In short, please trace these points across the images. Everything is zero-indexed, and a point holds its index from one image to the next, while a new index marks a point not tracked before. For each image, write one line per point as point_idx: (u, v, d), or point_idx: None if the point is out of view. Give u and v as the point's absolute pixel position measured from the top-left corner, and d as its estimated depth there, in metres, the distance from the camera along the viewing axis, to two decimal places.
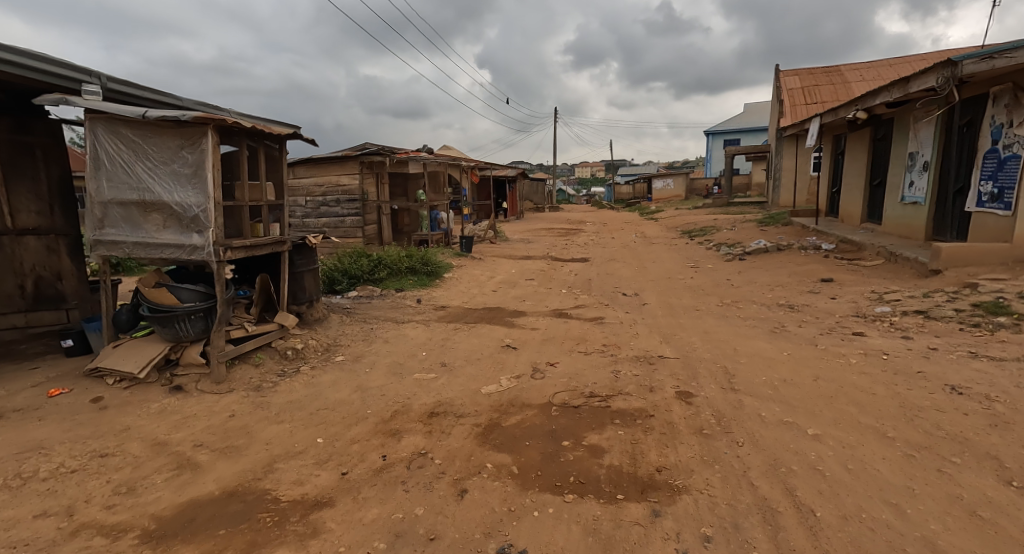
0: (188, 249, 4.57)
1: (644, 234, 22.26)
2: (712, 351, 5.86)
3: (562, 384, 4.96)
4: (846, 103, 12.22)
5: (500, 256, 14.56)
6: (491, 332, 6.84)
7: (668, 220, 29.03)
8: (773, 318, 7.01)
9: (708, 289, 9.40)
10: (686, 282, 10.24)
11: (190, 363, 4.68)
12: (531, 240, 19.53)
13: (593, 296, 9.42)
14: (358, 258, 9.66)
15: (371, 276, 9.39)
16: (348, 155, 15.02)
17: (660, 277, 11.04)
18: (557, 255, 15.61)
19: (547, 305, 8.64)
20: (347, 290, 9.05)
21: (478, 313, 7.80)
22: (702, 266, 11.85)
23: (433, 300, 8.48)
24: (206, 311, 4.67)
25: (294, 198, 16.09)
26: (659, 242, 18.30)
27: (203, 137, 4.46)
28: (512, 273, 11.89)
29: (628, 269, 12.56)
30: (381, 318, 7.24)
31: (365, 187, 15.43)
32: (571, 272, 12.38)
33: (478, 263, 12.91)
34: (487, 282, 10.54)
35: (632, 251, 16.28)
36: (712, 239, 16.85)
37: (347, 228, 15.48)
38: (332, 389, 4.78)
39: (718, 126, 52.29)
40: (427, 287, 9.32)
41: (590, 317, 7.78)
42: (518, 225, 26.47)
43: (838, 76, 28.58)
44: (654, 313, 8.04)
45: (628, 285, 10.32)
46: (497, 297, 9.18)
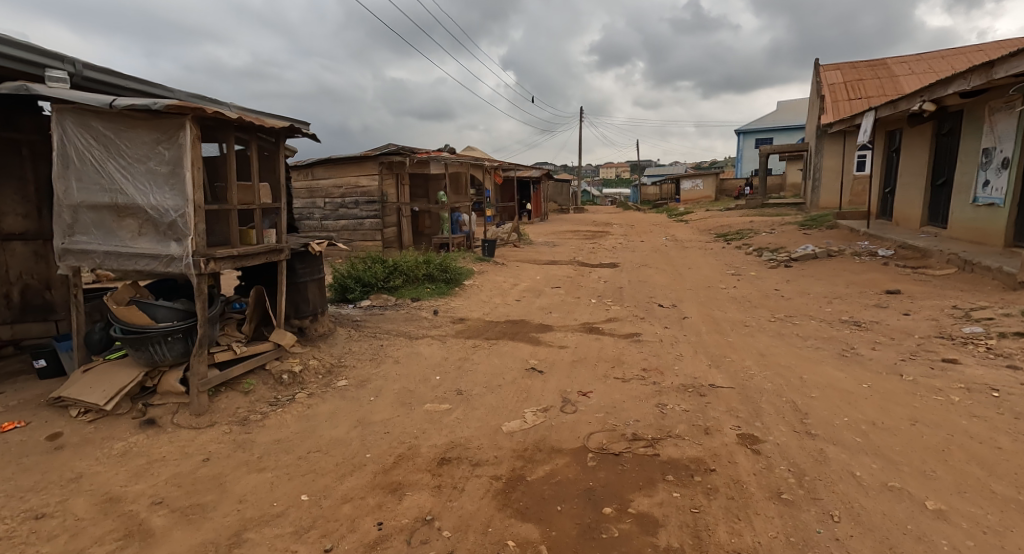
0: (166, 260, 3.93)
1: (675, 237, 21.29)
2: (772, 379, 5.01)
3: (599, 421, 4.19)
4: (907, 95, 11.19)
5: (525, 261, 13.82)
6: (515, 350, 6.10)
7: (700, 222, 27.91)
8: (839, 339, 6.13)
9: (755, 301, 8.51)
10: (728, 292, 9.35)
11: (168, 391, 4.04)
12: (556, 243, 18.76)
13: (627, 307, 8.62)
14: (372, 264, 9.04)
15: (386, 284, 8.78)
16: (367, 155, 14.49)
17: (698, 286, 10.17)
18: (585, 260, 14.80)
19: (577, 317, 7.89)
20: (360, 299, 8.44)
21: (501, 327, 7.08)
22: (744, 274, 10.93)
23: (452, 311, 7.79)
24: (186, 331, 4.03)
25: (313, 200, 15.64)
26: (693, 246, 17.33)
27: (180, 130, 3.80)
28: (538, 279, 11.15)
29: (662, 276, 11.69)
30: (392, 333, 6.56)
31: (385, 188, 14.90)
32: (600, 279, 11.58)
33: (501, 268, 12.21)
34: (510, 290, 9.83)
35: (664, 256, 15.36)
36: (750, 244, 15.80)
37: (365, 231, 15.04)
38: (329, 424, 4.10)
39: (750, 125, 50.71)
40: (446, 296, 8.66)
41: (625, 333, 6.99)
42: (543, 227, 25.73)
43: (883, 70, 27.25)
44: (697, 328, 7.21)
45: (663, 295, 9.48)
46: (521, 307, 8.47)
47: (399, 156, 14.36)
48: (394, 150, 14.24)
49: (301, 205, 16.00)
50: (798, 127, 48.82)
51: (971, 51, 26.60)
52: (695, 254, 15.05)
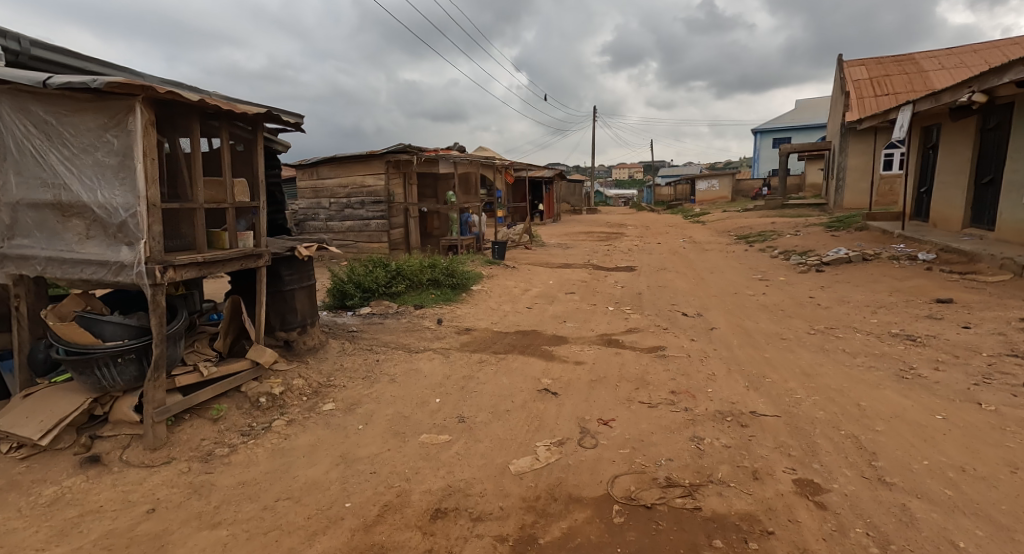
0: (115, 268, 3.35)
1: (693, 239, 20.53)
2: (824, 406, 4.32)
3: (624, 460, 3.53)
4: (951, 87, 10.43)
5: (537, 264, 13.20)
6: (526, 367, 5.46)
7: (717, 223, 27.11)
8: (893, 356, 5.43)
9: (789, 310, 7.81)
10: (757, 300, 8.63)
11: (120, 421, 3.46)
12: (570, 245, 18.12)
13: (648, 316, 7.96)
14: (374, 268, 8.47)
15: (388, 290, 8.19)
16: (373, 154, 13.94)
17: (723, 292, 9.47)
18: (600, 263, 14.15)
19: (594, 327, 7.24)
20: (360, 306, 7.85)
21: (511, 339, 6.45)
22: (773, 280, 10.23)
23: (457, 321, 7.18)
24: (140, 352, 3.44)
25: (318, 200, 15.17)
26: (713, 249, 16.57)
27: (130, 114, 3.21)
28: (551, 284, 10.51)
29: (683, 281, 11.00)
30: (390, 346, 5.94)
31: (392, 187, 14.35)
32: (617, 284, 10.91)
33: (512, 272, 11.61)
34: (521, 296, 9.20)
35: (683, 259, 14.64)
36: (774, 247, 14.98)
37: (371, 232, 14.48)
38: (308, 460, 3.49)
39: (767, 124, 49.74)
40: (451, 304, 8.05)
41: (648, 346, 6.31)
42: (555, 228, 25.08)
43: (912, 65, 27.35)
44: (728, 341, 6.52)
45: (687, 303, 8.78)
46: (533, 315, 7.84)
47: (407, 154, 13.81)
48: (401, 148, 13.68)
49: (306, 206, 15.49)
50: (817, 128, 47.80)
51: (1001, 46, 25.94)
52: (716, 257, 14.32)
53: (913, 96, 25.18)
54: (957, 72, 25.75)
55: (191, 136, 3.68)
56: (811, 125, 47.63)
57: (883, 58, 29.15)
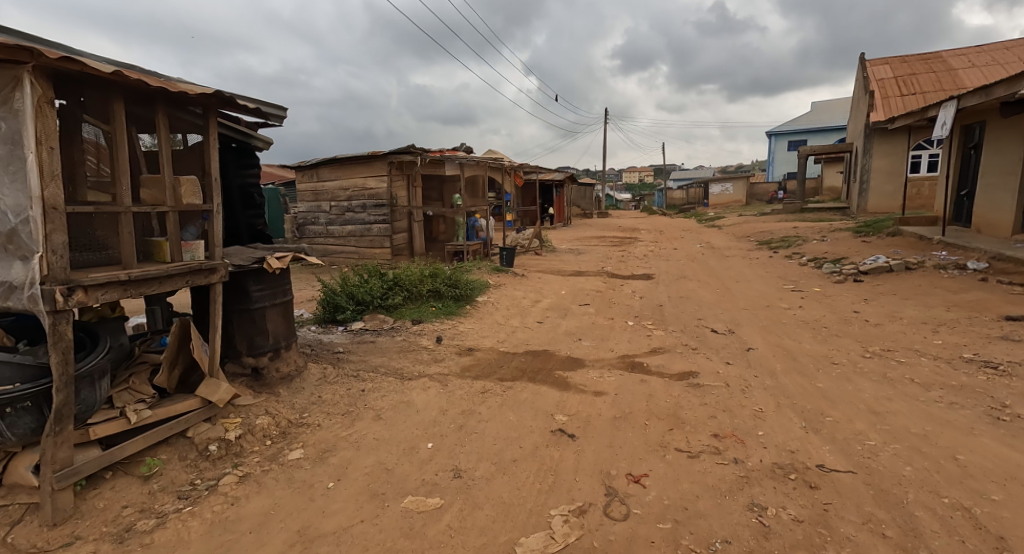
0: (6, 289, 2.62)
1: (710, 244, 19.61)
2: (910, 460, 3.47)
3: (667, 543, 2.72)
4: (1005, 80, 9.56)
5: (548, 272, 12.40)
6: (538, 399, 4.65)
7: (733, 228, 26.16)
8: (976, 390, 4.57)
9: (834, 327, 6.94)
10: (794, 316, 7.75)
11: (16, 484, 2.73)
12: (581, 251, 17.31)
13: (673, 334, 7.10)
14: (368, 279, 7.70)
15: (384, 301, 7.41)
16: (376, 155, 13.16)
17: (753, 306, 8.60)
18: (614, 270, 13.33)
19: (614, 347, 6.40)
20: (351, 321, 7.07)
21: (519, 363, 5.62)
22: (809, 292, 9.35)
23: (460, 339, 6.37)
24: (39, 397, 2.73)
25: (318, 203, 14.47)
26: (734, 256, 15.65)
27: (17, 92, 2.50)
28: (563, 295, 9.69)
29: (707, 291, 10.15)
30: (379, 370, 5.13)
31: (395, 190, 13.58)
32: (634, 294, 10.08)
33: (521, 281, 10.82)
34: (531, 308, 8.38)
35: (703, 266, 13.76)
36: (801, 255, 14.05)
37: (373, 237, 13.74)
38: (256, 540, 2.70)
39: (782, 127, 48.68)
40: (453, 318, 7.27)
41: (678, 372, 5.47)
42: (566, 233, 24.28)
43: (940, 63, 26.53)
44: (770, 365, 5.66)
45: (715, 318, 7.93)
46: (544, 332, 7.02)
47: (411, 155, 13.02)
48: (405, 148, 12.90)
49: (306, 209, 14.80)
50: (834, 130, 46.72)
51: None
52: (739, 265, 13.44)
53: (941, 95, 24.35)
54: (988, 71, 24.80)
55: (112, 123, 2.93)
56: (829, 127, 46.55)
57: (908, 57, 28.21)
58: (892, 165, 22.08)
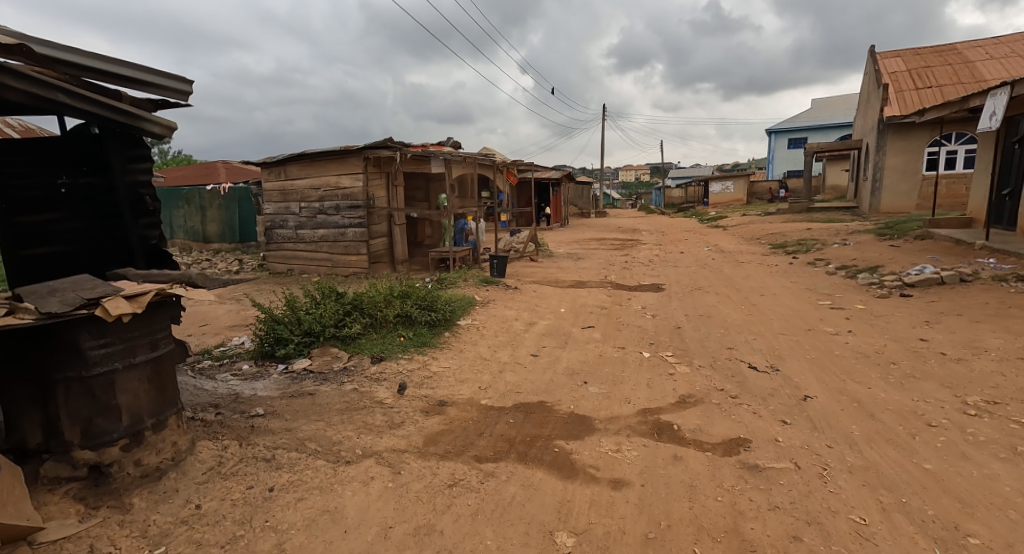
0: None
1: (719, 248, 18.16)
2: None
3: None
4: None
5: (543, 283, 10.96)
6: (530, 503, 3.19)
7: (738, 229, 24.77)
8: None
9: (903, 363, 5.52)
10: (846, 345, 6.31)
11: None
12: (580, 256, 15.81)
13: (702, 375, 5.65)
14: (322, 302, 6.19)
15: (339, 331, 5.88)
16: (349, 150, 11.63)
17: (791, 331, 7.17)
18: (618, 280, 11.88)
19: (630, 397, 4.93)
20: (296, 358, 5.57)
21: (506, 429, 4.15)
22: (853, 312, 7.91)
23: (431, 387, 4.90)
24: None
25: (286, 205, 12.90)
26: (749, 262, 14.24)
27: None
28: (562, 314, 8.23)
29: (730, 309, 8.71)
30: (306, 448, 3.62)
31: (372, 190, 12.06)
32: (645, 313, 8.63)
33: (513, 296, 9.36)
34: (524, 335, 6.90)
35: (717, 275, 12.32)
36: (826, 262, 12.65)
37: (347, 242, 12.25)
38: None
39: (783, 123, 47.37)
40: (425, 352, 5.79)
41: (722, 441, 4.01)
42: (564, 235, 22.77)
43: (955, 55, 25.29)
44: (844, 426, 4.21)
45: (748, 349, 6.48)
46: (540, 372, 5.54)
47: (389, 150, 11.50)
48: (381, 142, 11.38)
49: (273, 211, 13.21)
50: (837, 127, 45.51)
51: None
52: (759, 274, 12.01)
53: (959, 88, 23.09)
54: (1007, 63, 23.60)
55: None
56: (833, 123, 45.33)
57: (921, 49, 26.94)
58: (908, 162, 20.76)
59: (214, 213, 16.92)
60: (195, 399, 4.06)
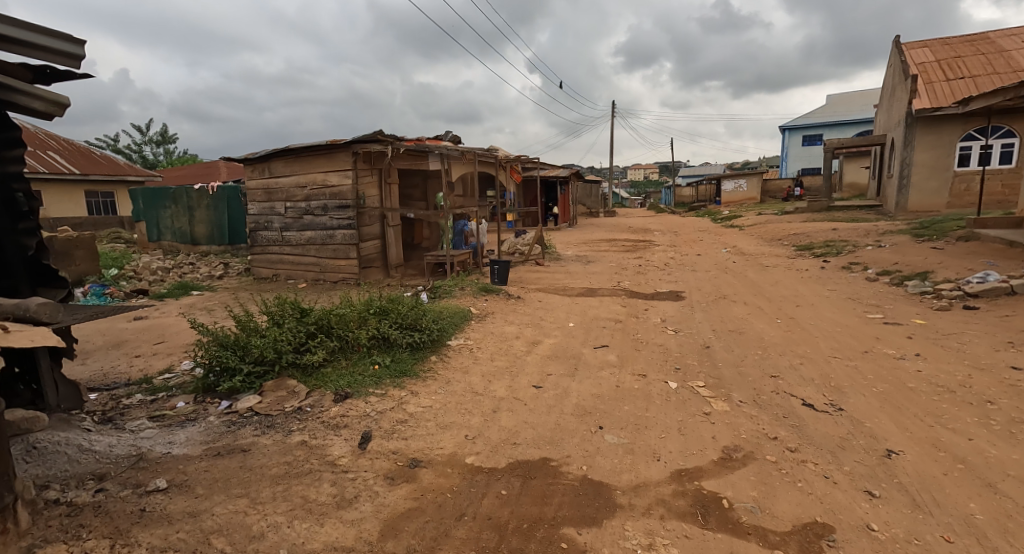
0: None
1: (738, 250, 16.97)
2: None
3: None
4: None
5: (550, 290, 9.88)
6: None
7: (756, 229, 23.51)
8: None
9: (1004, 403, 4.38)
10: (920, 376, 5.16)
11: None
12: (590, 259, 14.69)
13: (745, 417, 4.53)
14: (282, 323, 5.09)
15: (298, 358, 4.79)
16: (336, 144, 10.61)
17: (844, 353, 6.02)
18: (633, 287, 10.76)
19: (659, 452, 3.83)
20: (243, 394, 4.49)
21: (495, 508, 3.07)
22: (914, 329, 6.75)
23: (403, 439, 3.80)
24: None
25: (271, 205, 11.87)
26: (775, 265, 13.06)
27: None
28: (572, 330, 7.13)
29: (765, 324, 7.57)
30: (209, 550, 2.54)
31: (362, 188, 11.03)
32: (666, 329, 7.51)
33: (516, 307, 8.27)
34: (526, 360, 5.80)
35: (742, 281, 11.18)
36: (863, 267, 11.46)
37: (336, 245, 11.22)
38: None
39: (798, 120, 45.95)
40: (403, 386, 4.71)
41: (795, 530, 2.92)
42: (571, 236, 21.62)
43: (987, 45, 24.07)
44: (957, 506, 3.10)
45: (796, 380, 5.34)
46: (542, 412, 4.45)
47: (380, 144, 10.46)
48: (371, 135, 10.35)
49: (257, 211, 12.19)
50: (853, 124, 44.07)
51: None
52: (790, 281, 10.85)
53: (994, 79, 21.83)
54: None
55: None
56: (851, 119, 43.85)
57: (950, 40, 25.69)
58: (938, 158, 19.44)
59: (203, 213, 16.01)
60: (75, 468, 3.00)
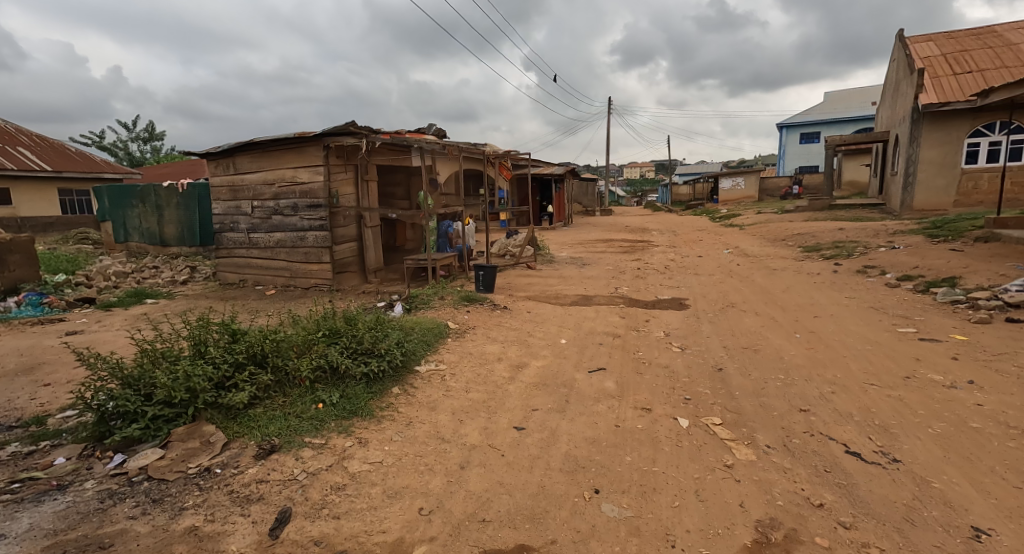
0: None
1: (741, 251, 16.06)
2: None
3: None
4: None
5: (540, 299, 8.94)
6: None
7: (756, 229, 22.64)
8: None
9: None
10: (982, 412, 4.28)
11: None
12: (586, 261, 13.77)
13: (778, 471, 3.60)
14: (202, 349, 4.08)
15: (218, 397, 3.82)
16: (305, 137, 9.65)
17: (882, 378, 5.11)
18: (632, 293, 9.84)
19: (673, 533, 2.92)
20: (143, 446, 3.52)
21: None
22: (955, 347, 5.86)
23: (335, 519, 2.87)
24: None
25: (237, 204, 10.89)
26: (783, 269, 12.18)
27: None
28: (563, 349, 6.20)
29: (782, 340, 6.66)
30: None
31: (336, 186, 10.07)
32: (671, 346, 6.59)
33: (501, 319, 7.34)
34: (507, 390, 4.86)
35: (749, 287, 10.28)
36: (879, 271, 10.57)
37: (308, 248, 10.27)
38: None
39: (795, 117, 45.11)
40: (349, 432, 3.78)
41: None
42: (565, 236, 20.66)
43: (994, 39, 23.33)
44: None
45: (832, 415, 4.42)
46: (522, 467, 3.52)
47: (353, 137, 9.51)
48: (343, 128, 9.39)
49: (222, 211, 11.20)
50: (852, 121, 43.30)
51: None
52: (801, 287, 9.96)
53: (1003, 73, 21.04)
54: None
55: None
56: (850, 116, 43.06)
57: (955, 33, 24.90)
58: (946, 155, 18.58)
59: (171, 213, 14.99)
60: None
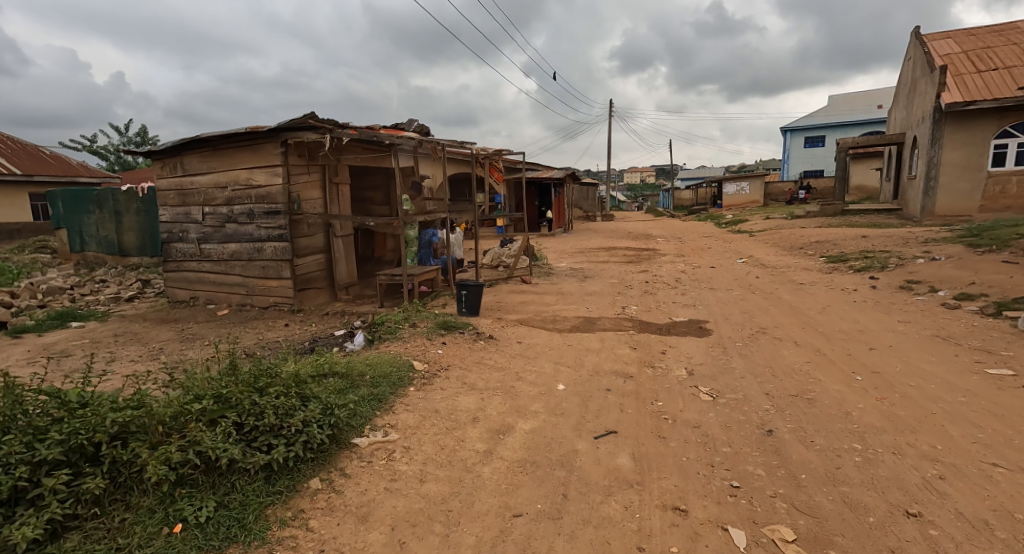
0: None
1: (757, 261, 14.60)
2: None
3: None
4: None
5: (532, 323, 7.47)
6: None
7: (767, 236, 21.21)
8: None
9: None
10: None
11: None
12: (587, 274, 12.31)
13: None
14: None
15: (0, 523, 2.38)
16: (259, 132, 8.20)
17: (1006, 456, 3.64)
18: (642, 315, 8.36)
19: None
20: None
21: None
22: None
23: None
24: None
25: (187, 209, 9.46)
26: (811, 283, 10.72)
27: None
28: (560, 401, 4.72)
29: (841, 385, 5.18)
30: None
31: (297, 189, 8.62)
32: (700, 393, 5.11)
33: (481, 354, 5.86)
34: (481, 478, 3.40)
35: (777, 307, 8.82)
36: (927, 288, 9.11)
37: (265, 261, 8.84)
38: None
39: (801, 120, 43.80)
40: None
41: None
42: (565, 243, 19.20)
43: (1018, 35, 21.98)
44: None
45: (961, 527, 2.97)
46: None
47: (315, 132, 8.05)
48: (303, 122, 7.93)
49: (170, 218, 9.77)
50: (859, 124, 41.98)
51: None
52: (839, 307, 8.50)
53: None
54: None
55: None
56: (857, 119, 41.73)
57: (975, 30, 23.54)
58: (969, 157, 17.14)
59: (131, 219, 13.57)
60: None
